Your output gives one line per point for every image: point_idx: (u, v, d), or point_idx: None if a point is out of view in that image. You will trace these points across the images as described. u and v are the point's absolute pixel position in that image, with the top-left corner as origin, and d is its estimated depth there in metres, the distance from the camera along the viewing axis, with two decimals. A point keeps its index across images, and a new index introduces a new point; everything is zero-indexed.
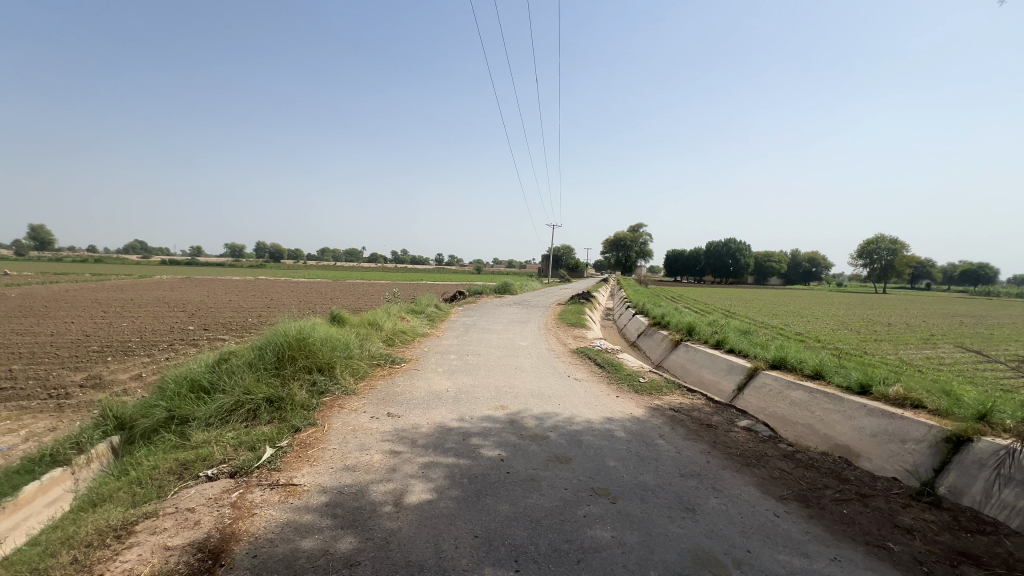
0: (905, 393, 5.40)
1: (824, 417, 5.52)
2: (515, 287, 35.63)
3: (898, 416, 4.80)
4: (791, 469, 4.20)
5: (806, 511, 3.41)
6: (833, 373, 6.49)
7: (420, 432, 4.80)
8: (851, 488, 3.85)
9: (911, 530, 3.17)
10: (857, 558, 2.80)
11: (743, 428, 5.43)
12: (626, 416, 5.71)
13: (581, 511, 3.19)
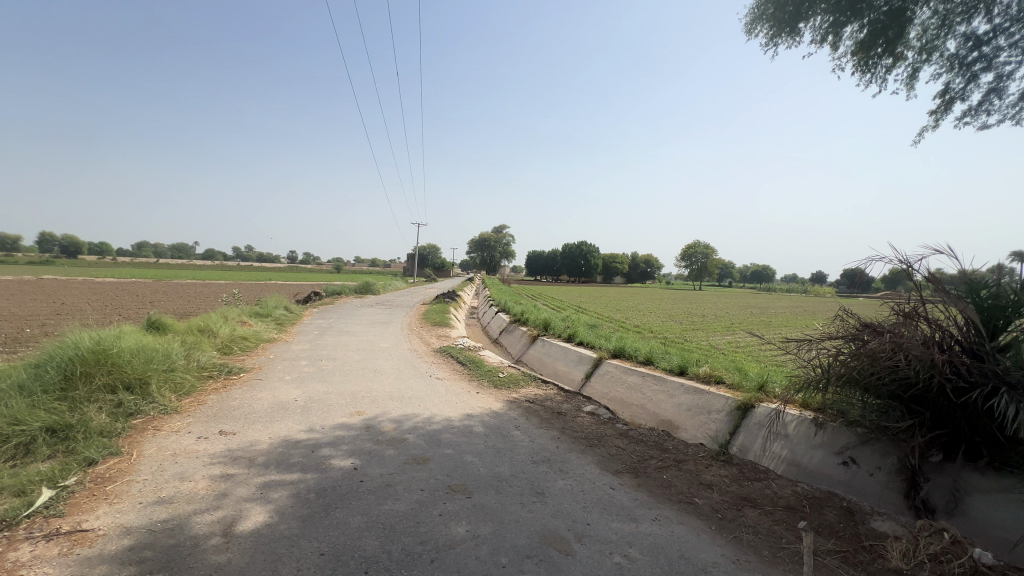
0: (711, 372, 6.52)
1: (652, 396, 6.38)
2: (377, 286, 34.22)
3: (706, 392, 5.77)
4: (625, 445, 4.75)
5: (635, 481, 3.89)
6: (659, 359, 7.55)
7: (259, 449, 4.29)
8: (670, 455, 4.50)
9: (710, 485, 3.83)
10: (672, 515, 3.29)
11: (588, 413, 5.98)
12: (485, 411, 5.88)
13: (436, 511, 3.19)
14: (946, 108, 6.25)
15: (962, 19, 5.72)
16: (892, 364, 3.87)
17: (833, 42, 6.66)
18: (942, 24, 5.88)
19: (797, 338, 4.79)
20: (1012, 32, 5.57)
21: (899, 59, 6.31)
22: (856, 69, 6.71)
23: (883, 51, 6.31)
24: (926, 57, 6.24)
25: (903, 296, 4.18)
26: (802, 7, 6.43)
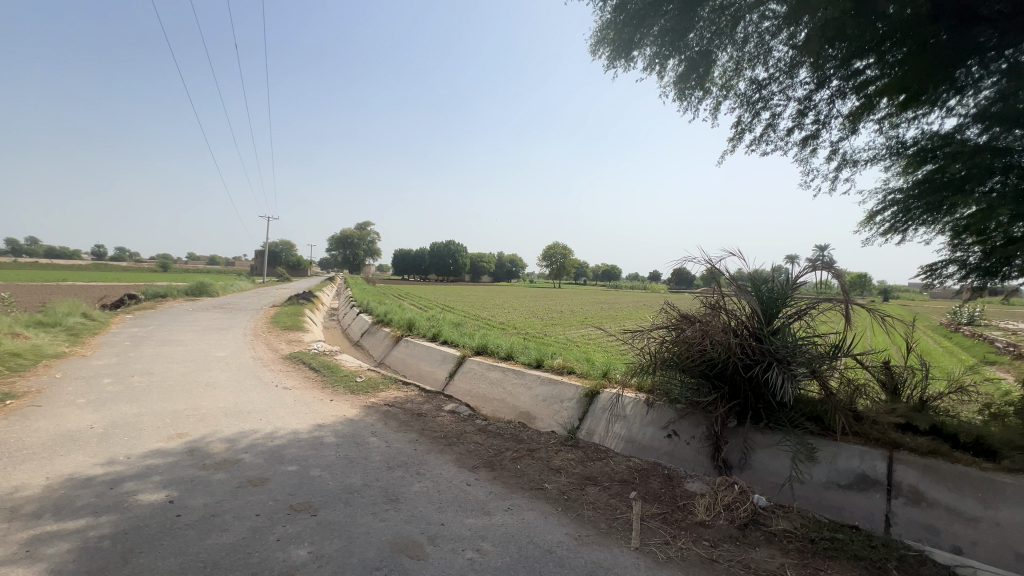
0: (564, 363, 7.02)
1: (512, 389, 6.63)
2: (214, 287, 29.77)
3: (558, 382, 6.19)
4: (483, 440, 4.85)
5: (491, 474, 4.00)
6: (519, 353, 7.89)
7: (29, 495, 3.38)
8: (524, 445, 4.72)
9: (559, 469, 4.11)
10: (523, 503, 3.45)
11: (448, 411, 5.97)
12: (338, 419, 5.48)
13: (273, 536, 2.86)
14: (738, 137, 7.66)
15: (748, 66, 7.07)
16: (701, 348, 4.60)
17: (658, 71, 7.66)
18: (735, 68, 7.19)
19: (633, 329, 5.41)
20: (780, 81, 7.06)
21: (707, 92, 7.53)
22: (677, 97, 7.84)
23: (695, 84, 7.47)
24: (726, 94, 7.55)
25: (711, 290, 4.99)
26: (635, 37, 7.27)
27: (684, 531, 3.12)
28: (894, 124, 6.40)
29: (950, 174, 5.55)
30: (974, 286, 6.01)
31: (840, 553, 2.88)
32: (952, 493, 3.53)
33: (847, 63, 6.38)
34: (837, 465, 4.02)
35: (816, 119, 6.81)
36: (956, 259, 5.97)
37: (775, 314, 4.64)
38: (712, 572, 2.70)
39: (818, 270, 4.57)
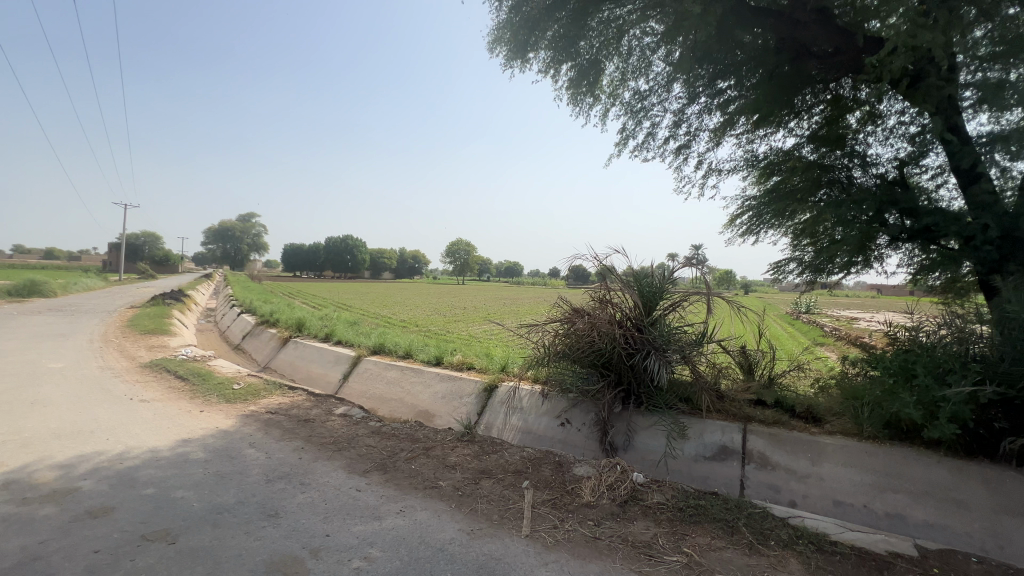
0: (463, 360, 7.02)
1: (410, 388, 6.47)
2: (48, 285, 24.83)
3: (458, 379, 6.18)
4: (377, 442, 4.66)
5: (383, 477, 3.86)
6: (418, 351, 7.72)
7: None
8: (420, 444, 4.63)
9: (454, 465, 4.09)
10: (417, 504, 3.37)
11: (340, 415, 5.64)
12: (209, 432, 4.90)
13: (118, 573, 2.47)
14: (623, 143, 8.27)
15: (632, 77, 7.64)
16: (590, 340, 4.90)
17: (553, 75, 7.94)
18: (621, 78, 7.72)
19: (529, 324, 5.59)
20: (659, 93, 7.72)
21: (597, 98, 7.99)
22: (570, 101, 8.22)
23: (586, 91, 7.89)
24: (613, 102, 8.09)
25: (598, 284, 5.29)
26: (531, 39, 7.41)
27: (571, 514, 3.28)
28: (749, 139, 7.36)
29: (789, 185, 6.53)
30: (808, 280, 7.14)
31: (702, 518, 3.23)
32: (789, 455, 4.16)
33: (713, 82, 7.19)
34: (703, 439, 4.54)
35: (688, 131, 7.58)
36: (795, 258, 7.03)
37: (654, 306, 5.06)
38: (594, 549, 2.87)
39: (689, 267, 5.09)
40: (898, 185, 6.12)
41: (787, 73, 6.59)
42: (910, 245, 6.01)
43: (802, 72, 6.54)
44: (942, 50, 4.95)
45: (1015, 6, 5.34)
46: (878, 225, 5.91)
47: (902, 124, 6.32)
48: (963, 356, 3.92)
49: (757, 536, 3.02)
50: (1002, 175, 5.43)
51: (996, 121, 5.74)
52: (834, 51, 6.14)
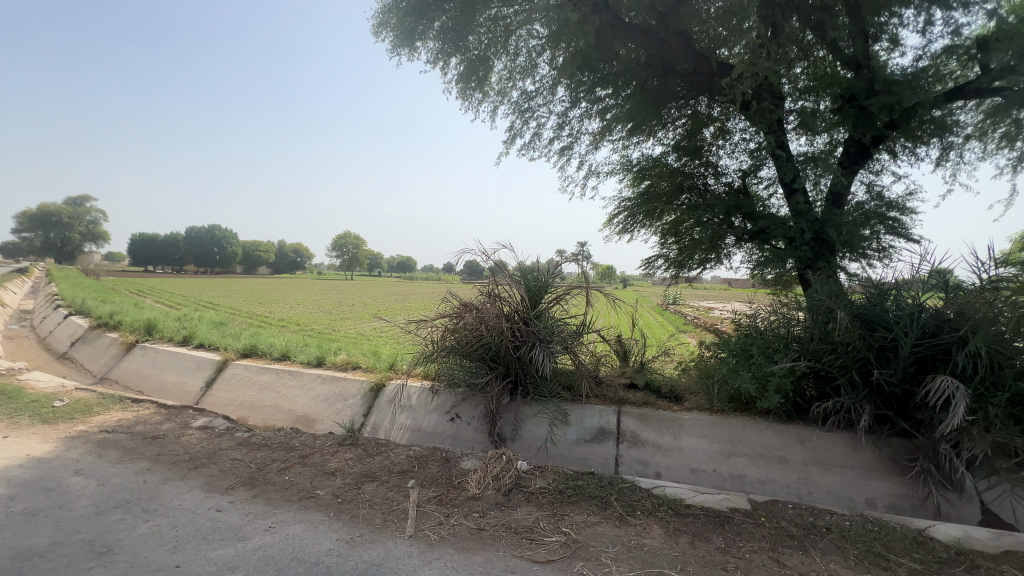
0: (348, 359, 6.64)
1: (286, 393, 5.94)
2: None
3: (342, 379, 5.83)
4: (244, 455, 4.20)
5: (250, 492, 3.49)
6: (297, 352, 7.12)
7: None
8: (295, 453, 4.27)
9: (334, 472, 3.85)
10: (289, 517, 3.11)
11: (199, 428, 4.98)
12: (17, 461, 4.00)
13: None
14: (511, 141, 8.48)
15: (520, 77, 7.83)
16: (478, 334, 4.95)
17: (442, 67, 7.83)
18: (509, 76, 7.87)
19: (418, 319, 5.48)
20: (544, 95, 8.03)
21: (486, 95, 8.07)
22: (460, 96, 8.18)
23: (475, 87, 7.92)
24: (501, 100, 8.24)
25: (486, 280, 5.33)
26: (418, 28, 7.21)
27: (457, 508, 3.29)
28: (625, 145, 8.00)
29: (656, 188, 7.25)
30: (672, 275, 7.99)
31: (580, 497, 3.45)
32: (655, 432, 4.63)
33: (592, 89, 7.68)
34: (584, 423, 4.86)
35: (570, 133, 8.01)
36: (662, 254, 7.83)
37: (539, 300, 5.25)
38: (479, 540, 2.91)
39: (572, 262, 5.39)
40: (741, 193, 7.12)
41: (655, 87, 7.29)
42: (750, 244, 7.02)
43: (667, 88, 7.29)
44: (772, 79, 5.85)
45: (823, 50, 6.50)
46: (726, 226, 6.81)
47: (744, 141, 7.36)
48: (786, 337, 4.69)
49: (625, 508, 3.31)
50: (814, 188, 6.60)
51: (810, 143, 6.96)
52: (692, 71, 6.93)
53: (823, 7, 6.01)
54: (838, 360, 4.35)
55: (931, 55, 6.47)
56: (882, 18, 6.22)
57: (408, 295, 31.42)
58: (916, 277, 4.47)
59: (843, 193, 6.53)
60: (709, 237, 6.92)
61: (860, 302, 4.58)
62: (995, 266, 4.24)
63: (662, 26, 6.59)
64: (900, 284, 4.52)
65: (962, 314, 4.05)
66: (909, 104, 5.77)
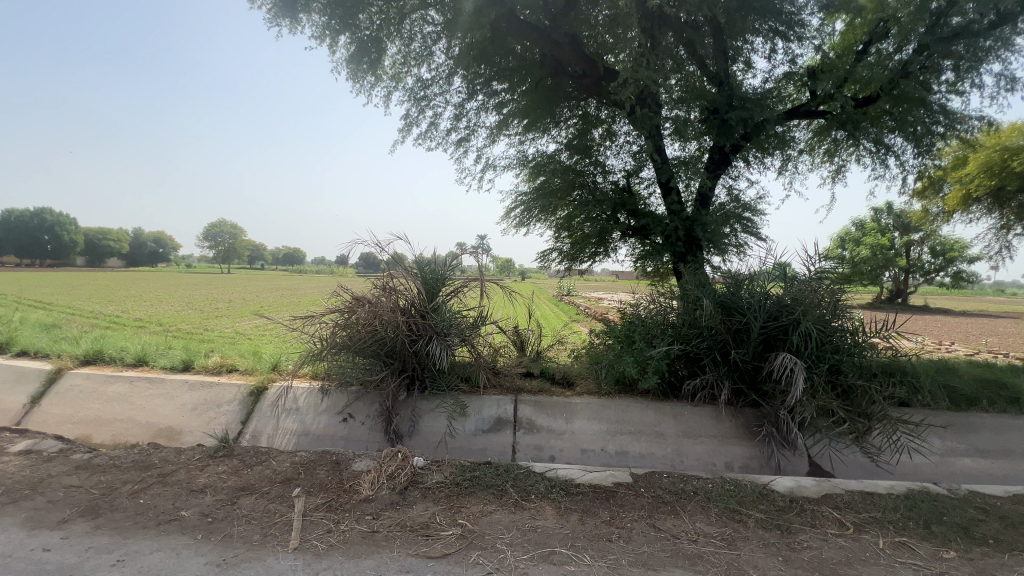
0: (223, 361, 5.94)
1: (142, 404, 5.13)
2: None
3: (215, 384, 5.20)
4: (84, 480, 3.56)
5: (92, 523, 2.97)
6: (156, 356, 6.19)
7: None
8: (153, 472, 3.71)
9: (203, 489, 3.42)
10: (144, 547, 2.71)
11: (20, 453, 4.10)
12: None
13: None
14: (406, 129, 8.21)
15: (414, 63, 7.59)
16: (372, 329, 4.75)
17: (329, 44, 7.30)
18: (403, 61, 7.58)
19: (304, 315, 5.09)
20: (440, 85, 7.89)
21: (379, 78, 7.70)
22: (350, 78, 7.69)
23: (367, 70, 7.50)
24: (396, 85, 7.92)
25: (379, 273, 5.12)
26: None
27: (348, 512, 3.12)
28: (520, 141, 8.18)
29: (550, 184, 7.53)
30: (566, 267, 8.38)
31: (477, 487, 3.48)
32: (550, 418, 4.83)
33: (489, 83, 7.71)
34: (481, 414, 4.91)
35: (468, 125, 7.99)
36: (556, 248, 8.16)
37: (436, 293, 5.17)
38: (371, 544, 2.79)
39: (469, 254, 5.39)
40: (625, 192, 7.67)
41: (548, 86, 7.53)
42: (633, 239, 7.60)
43: (559, 87, 7.59)
44: (650, 88, 6.38)
45: (693, 65, 7.23)
46: (613, 222, 7.32)
47: (628, 143, 7.93)
48: (663, 324, 5.18)
49: (520, 493, 3.42)
50: (686, 190, 7.35)
51: (683, 148, 7.72)
52: (582, 73, 7.28)
53: (692, 26, 6.68)
54: (704, 342, 4.92)
55: (775, 78, 7.54)
56: (738, 42, 7.08)
57: (295, 289, 29.02)
58: (763, 269, 5.21)
59: (709, 194, 7.37)
60: (597, 231, 7.36)
61: (721, 291, 5.22)
62: (820, 259, 5.10)
63: (554, 27, 6.82)
64: (751, 275, 5.23)
65: (796, 299, 4.81)
66: (759, 119, 6.68)
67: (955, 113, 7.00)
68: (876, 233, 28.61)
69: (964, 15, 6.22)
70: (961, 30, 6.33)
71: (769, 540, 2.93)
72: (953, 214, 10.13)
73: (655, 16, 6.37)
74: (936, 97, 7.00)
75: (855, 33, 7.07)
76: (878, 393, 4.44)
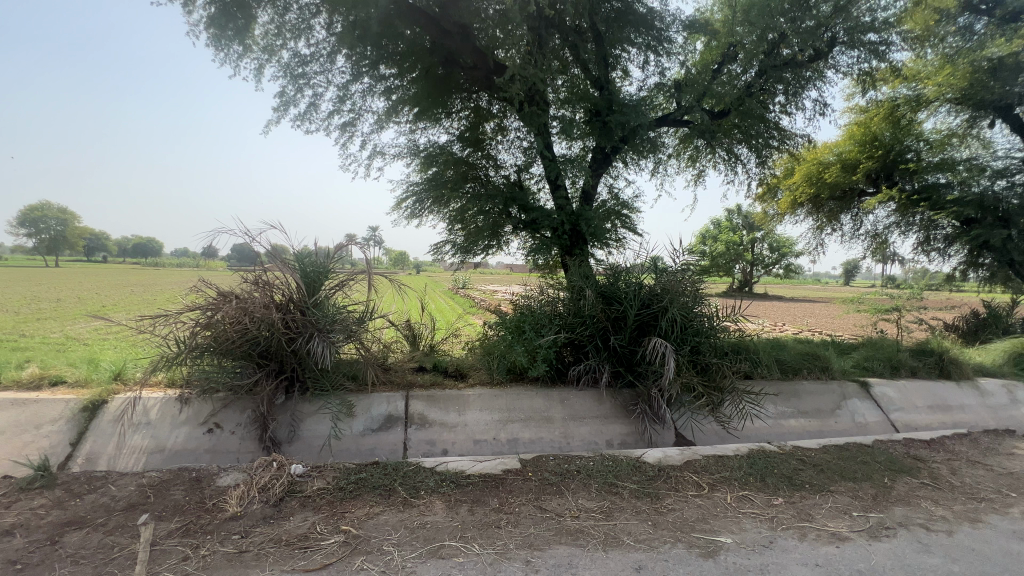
0: (43, 373, 4.88)
1: None
2: None
3: (31, 401, 4.25)
4: None
5: None
6: None
7: None
8: None
9: (14, 529, 2.79)
10: None
11: None
12: None
13: None
14: (282, 108, 7.47)
15: (290, 36, 6.92)
16: (242, 327, 4.26)
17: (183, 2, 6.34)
18: (277, 32, 6.87)
19: (155, 314, 4.39)
20: (321, 63, 7.30)
21: (247, 48, 6.89)
22: (212, 44, 6.77)
23: (232, 38, 6.67)
24: (268, 58, 7.15)
25: (249, 266, 4.60)
26: None
27: (211, 534, 2.78)
28: (411, 129, 7.93)
29: (443, 176, 7.42)
30: (459, 260, 8.33)
31: (363, 490, 3.32)
32: (442, 411, 4.79)
33: (376, 66, 7.33)
34: (370, 413, 4.68)
35: (353, 109, 7.53)
36: (449, 240, 8.08)
37: (317, 287, 4.80)
38: (238, 566, 2.51)
39: (354, 245, 5.10)
40: (516, 186, 7.84)
41: (438, 75, 7.39)
42: (525, 233, 7.81)
43: (449, 78, 7.49)
44: (538, 86, 6.58)
45: (577, 68, 7.60)
46: (505, 216, 7.45)
47: (518, 139, 8.10)
48: (550, 314, 5.40)
49: (409, 491, 3.33)
50: (572, 186, 7.74)
51: (569, 147, 8.10)
52: (472, 65, 7.26)
53: (576, 31, 7.02)
54: (587, 330, 5.24)
55: (648, 88, 8.25)
56: (616, 52, 7.61)
57: (146, 284, 24.90)
58: (638, 262, 5.69)
59: (592, 191, 7.85)
60: (490, 225, 7.43)
61: (602, 282, 5.59)
62: (684, 253, 5.72)
63: (444, 15, 6.69)
64: (628, 267, 5.68)
65: (664, 289, 5.33)
66: (634, 124, 7.26)
67: (786, 130, 8.29)
68: (729, 231, 32.99)
69: (791, 48, 7.38)
70: (789, 60, 7.51)
71: (641, 507, 3.23)
72: (784, 216, 12.03)
73: (542, 17, 6.57)
74: (772, 116, 8.22)
75: (711, 54, 8.01)
76: (728, 369, 5.11)
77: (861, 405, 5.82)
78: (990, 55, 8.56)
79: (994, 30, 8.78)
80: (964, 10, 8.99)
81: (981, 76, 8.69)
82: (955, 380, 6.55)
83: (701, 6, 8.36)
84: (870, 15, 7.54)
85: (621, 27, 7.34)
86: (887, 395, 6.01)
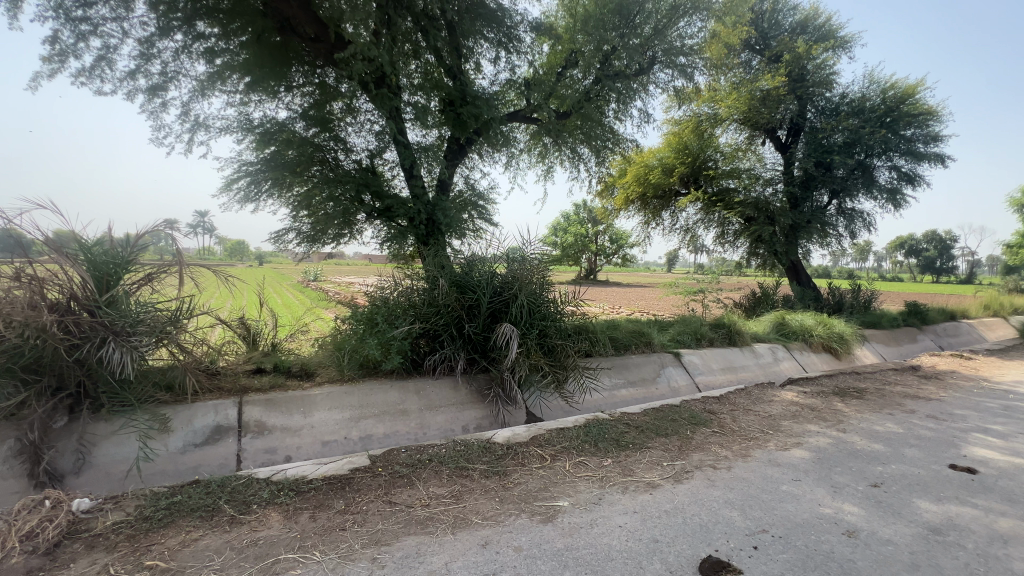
0: None
1: None
2: None
3: None
4: None
5: None
6: None
7: None
8: None
9: None
10: None
11: None
12: None
13: None
14: (55, 58, 5.91)
15: None
16: None
17: None
18: None
19: None
20: (113, 8, 5.95)
21: None
22: None
23: None
24: None
25: (7, 256, 3.59)
26: None
27: None
28: (242, 101, 6.95)
29: (284, 157, 6.70)
30: (306, 250, 7.62)
31: (177, 515, 2.86)
32: (283, 415, 4.35)
33: (191, 22, 6.27)
34: (192, 426, 4.04)
35: (162, 71, 6.31)
36: (293, 228, 7.33)
37: (114, 283, 3.93)
38: None
39: (165, 231, 4.30)
40: (369, 172, 7.45)
41: (273, 42, 6.58)
42: (380, 222, 7.48)
43: (287, 47, 6.74)
44: (387, 68, 6.31)
45: (430, 55, 7.46)
46: (357, 204, 7.03)
47: (369, 122, 7.66)
48: (405, 305, 5.29)
49: (238, 507, 2.97)
50: (428, 174, 7.63)
51: (424, 135, 7.93)
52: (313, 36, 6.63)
53: (428, 16, 6.87)
54: (442, 319, 5.26)
55: (500, 83, 8.48)
56: (468, 44, 7.66)
57: None
58: (492, 252, 5.88)
59: (448, 181, 7.84)
60: (341, 212, 6.93)
61: (457, 271, 5.66)
62: (534, 244, 6.08)
63: None
64: (482, 257, 5.83)
65: (515, 278, 5.60)
66: (487, 117, 7.42)
67: (619, 135, 9.31)
68: (577, 224, 36.01)
69: (622, 61, 8.30)
70: (619, 72, 8.43)
71: (489, 486, 3.37)
72: (620, 211, 13.54)
73: None
74: (608, 121, 9.15)
75: (556, 58, 8.58)
76: (571, 349, 5.60)
77: (675, 371, 6.91)
78: (761, 87, 10.75)
79: (763, 67, 11.27)
80: (744, 48, 11.58)
81: (755, 102, 10.88)
82: (739, 346, 8.18)
83: (547, 11, 8.87)
84: (680, 41, 8.82)
85: (472, 19, 7.38)
86: (693, 362, 7.24)
